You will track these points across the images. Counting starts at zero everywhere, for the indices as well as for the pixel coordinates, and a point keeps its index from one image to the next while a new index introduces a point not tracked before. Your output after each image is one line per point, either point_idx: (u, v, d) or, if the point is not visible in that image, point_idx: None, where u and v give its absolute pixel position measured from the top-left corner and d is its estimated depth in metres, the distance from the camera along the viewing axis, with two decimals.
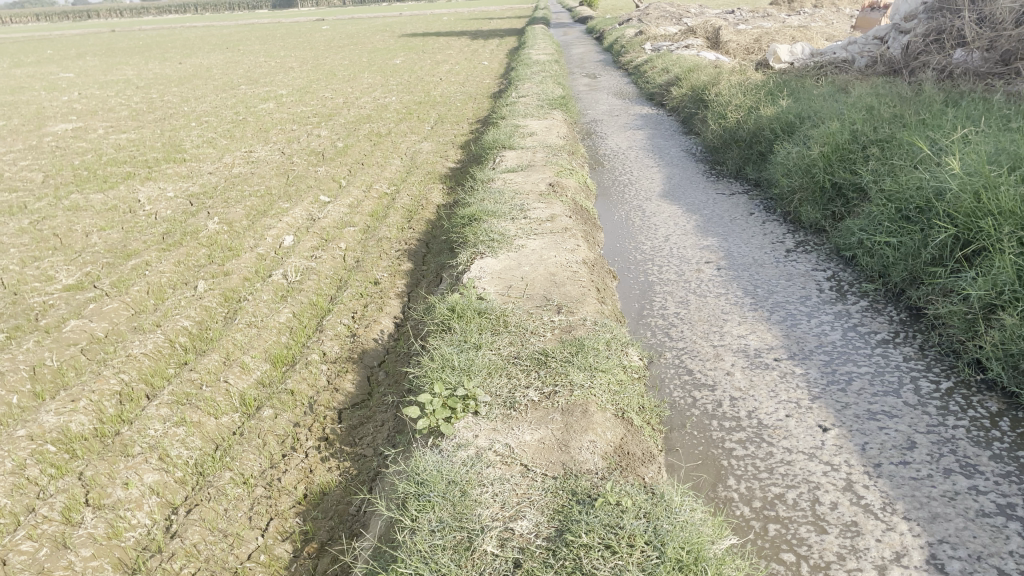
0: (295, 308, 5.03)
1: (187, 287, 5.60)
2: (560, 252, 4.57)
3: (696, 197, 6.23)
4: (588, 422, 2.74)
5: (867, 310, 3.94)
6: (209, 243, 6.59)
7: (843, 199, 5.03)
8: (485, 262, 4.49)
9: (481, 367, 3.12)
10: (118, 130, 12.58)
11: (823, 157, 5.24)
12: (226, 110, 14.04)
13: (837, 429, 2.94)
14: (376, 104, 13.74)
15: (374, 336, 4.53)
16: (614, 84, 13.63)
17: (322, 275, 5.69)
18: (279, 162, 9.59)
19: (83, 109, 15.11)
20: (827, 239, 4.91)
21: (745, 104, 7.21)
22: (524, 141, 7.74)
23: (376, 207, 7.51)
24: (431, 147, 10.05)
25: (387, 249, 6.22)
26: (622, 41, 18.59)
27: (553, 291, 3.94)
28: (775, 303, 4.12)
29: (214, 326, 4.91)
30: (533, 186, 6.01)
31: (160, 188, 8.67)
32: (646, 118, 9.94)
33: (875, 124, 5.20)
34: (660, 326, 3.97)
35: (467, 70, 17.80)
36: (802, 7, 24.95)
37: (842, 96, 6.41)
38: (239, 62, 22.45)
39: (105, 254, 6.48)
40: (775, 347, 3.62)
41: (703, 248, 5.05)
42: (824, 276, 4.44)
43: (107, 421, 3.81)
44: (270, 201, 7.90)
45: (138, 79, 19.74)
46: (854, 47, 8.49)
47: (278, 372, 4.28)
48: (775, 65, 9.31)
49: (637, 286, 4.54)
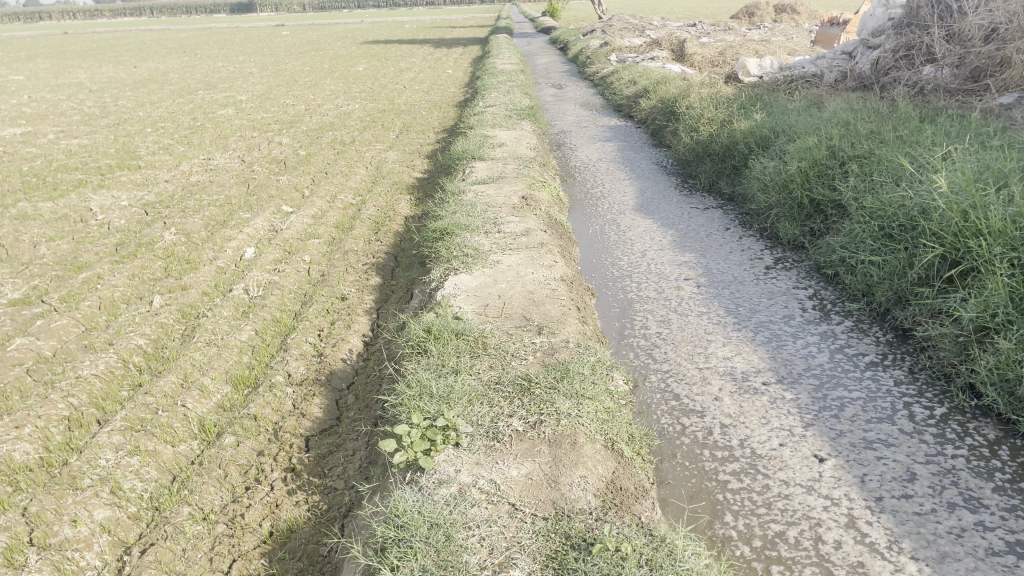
0: (257, 326, 4.79)
1: (141, 302, 5.32)
2: (537, 268, 4.42)
3: (671, 210, 6.13)
4: (578, 455, 2.59)
5: (853, 331, 3.86)
6: (166, 255, 6.30)
7: (822, 216, 4.97)
8: (460, 278, 4.32)
9: (461, 395, 2.93)
10: (69, 135, 12.15)
11: (801, 172, 5.18)
12: (183, 115, 13.67)
13: (834, 459, 2.84)
14: (339, 111, 13.48)
15: (342, 356, 4.32)
16: (580, 95, 13.57)
17: (286, 290, 5.45)
18: (239, 170, 9.30)
19: (33, 113, 14.60)
20: (806, 256, 4.84)
21: (717, 117, 7.15)
22: (494, 151, 7.59)
23: (341, 218, 7.29)
24: (397, 156, 9.84)
25: (353, 262, 6.00)
26: (586, 52, 18.59)
27: (532, 311, 3.78)
28: (759, 322, 4.02)
29: (171, 344, 4.65)
30: (505, 199, 5.85)
31: (113, 196, 8.33)
32: (615, 130, 9.87)
33: (852, 139, 5.14)
34: (642, 346, 3.84)
35: (431, 78, 17.61)
36: (762, 20, 25.21)
37: (816, 110, 6.37)
38: (198, 67, 21.99)
39: (55, 266, 6.16)
40: (762, 370, 3.51)
41: (681, 264, 4.94)
42: (806, 294, 4.35)
43: (54, 450, 3.54)
44: (230, 211, 7.62)
45: (92, 82, 19.18)
46: (823, 61, 8.48)
47: (240, 395, 4.04)
48: (744, 79, 9.29)
49: (615, 304, 4.41)
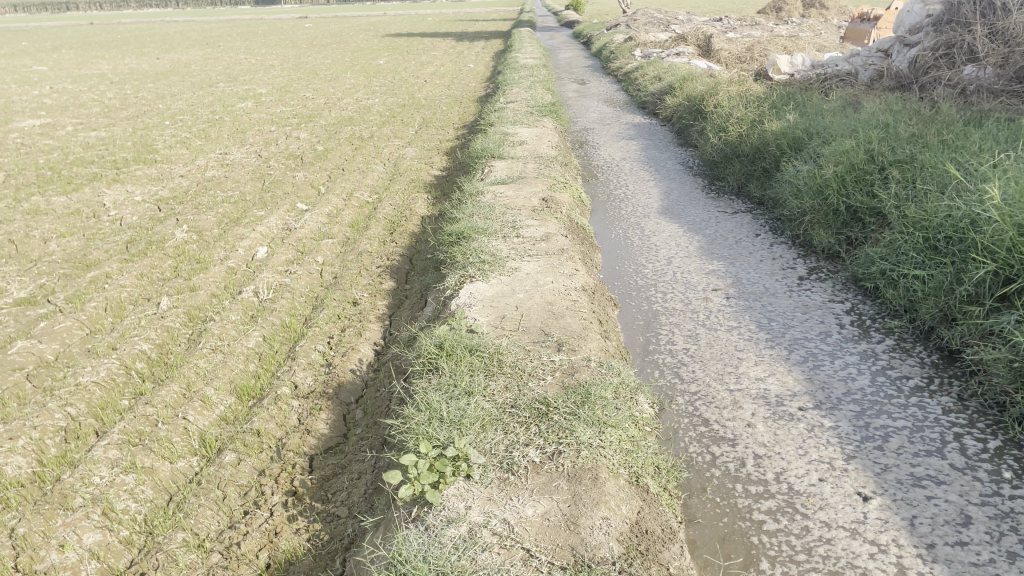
0: (266, 332, 4.61)
1: (148, 304, 5.16)
2: (557, 277, 4.20)
3: (698, 214, 5.88)
4: (600, 493, 2.37)
5: (895, 351, 3.62)
6: (177, 254, 6.15)
7: (859, 224, 4.71)
8: (476, 287, 4.11)
9: (474, 419, 2.71)
10: (88, 128, 12.08)
11: (838, 176, 4.91)
12: (202, 108, 13.56)
13: (880, 498, 2.61)
14: (358, 106, 13.32)
15: (352, 366, 4.12)
16: (603, 91, 13.31)
17: (296, 293, 5.27)
18: (255, 165, 9.15)
19: (54, 104, 14.58)
20: (842, 265, 4.59)
21: (747, 117, 6.89)
22: (514, 150, 7.37)
23: (356, 217, 7.11)
24: (415, 152, 9.64)
25: (367, 265, 5.81)
26: (610, 47, 18.27)
27: (551, 325, 3.56)
28: (793, 339, 3.78)
29: (176, 350, 4.48)
30: (525, 201, 5.63)
31: (127, 191, 8.20)
32: (639, 128, 9.59)
33: (893, 143, 4.87)
34: (668, 363, 3.62)
35: (452, 72, 17.41)
36: (790, 16, 24.69)
37: (852, 111, 6.09)
38: (220, 59, 21.89)
39: (63, 264, 6.02)
40: (798, 394, 3.27)
41: (709, 273, 4.69)
42: (842, 308, 4.10)
43: (47, 464, 3.37)
44: (244, 208, 7.46)
45: (113, 74, 19.13)
46: (857, 59, 8.15)
47: (244, 407, 3.85)
48: (775, 77, 8.98)
49: (640, 316, 4.18)
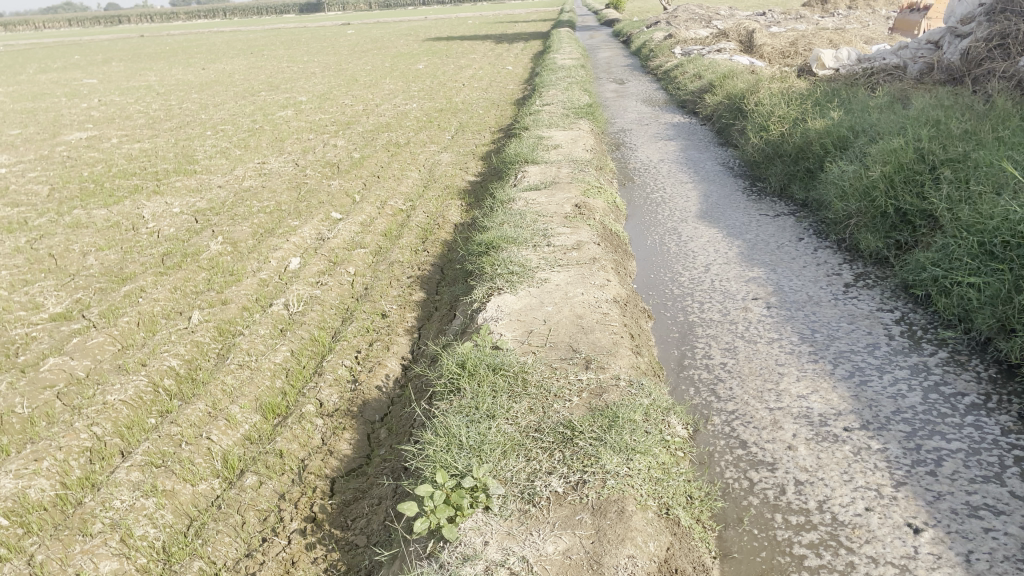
0: (294, 346, 4.55)
1: (180, 318, 5.14)
2: (588, 288, 4.05)
3: (738, 218, 5.67)
4: (626, 527, 2.23)
5: (948, 365, 3.39)
6: (210, 266, 6.14)
7: (909, 227, 4.47)
8: (504, 299, 3.99)
9: (495, 446, 2.59)
10: (132, 140, 12.26)
11: (885, 177, 4.68)
12: (243, 118, 13.70)
13: (932, 530, 2.41)
14: (396, 111, 13.31)
15: (378, 383, 4.03)
16: (642, 90, 13.10)
17: (326, 305, 5.21)
18: (292, 175, 9.15)
19: (101, 117, 14.87)
20: (891, 271, 4.35)
21: (789, 116, 6.65)
22: (549, 154, 7.23)
23: (390, 225, 7.04)
24: (451, 158, 9.56)
25: (398, 275, 5.72)
26: (650, 45, 18.01)
27: (580, 341, 3.42)
28: (838, 352, 3.57)
29: (205, 366, 4.44)
30: (558, 207, 5.48)
31: (166, 203, 8.26)
32: (678, 128, 9.37)
33: (945, 142, 4.62)
34: (704, 380, 3.44)
35: (490, 75, 17.33)
36: (836, 7, 24.06)
37: (901, 107, 5.82)
38: (264, 68, 22.16)
39: (100, 278, 6.05)
40: (843, 413, 3.08)
41: (749, 281, 4.50)
42: (891, 318, 3.88)
43: (70, 486, 3.34)
44: (279, 218, 7.45)
45: (160, 86, 19.47)
46: (905, 52, 7.81)
47: (268, 425, 3.79)
48: (819, 72, 8.67)
49: (675, 327, 4.01)
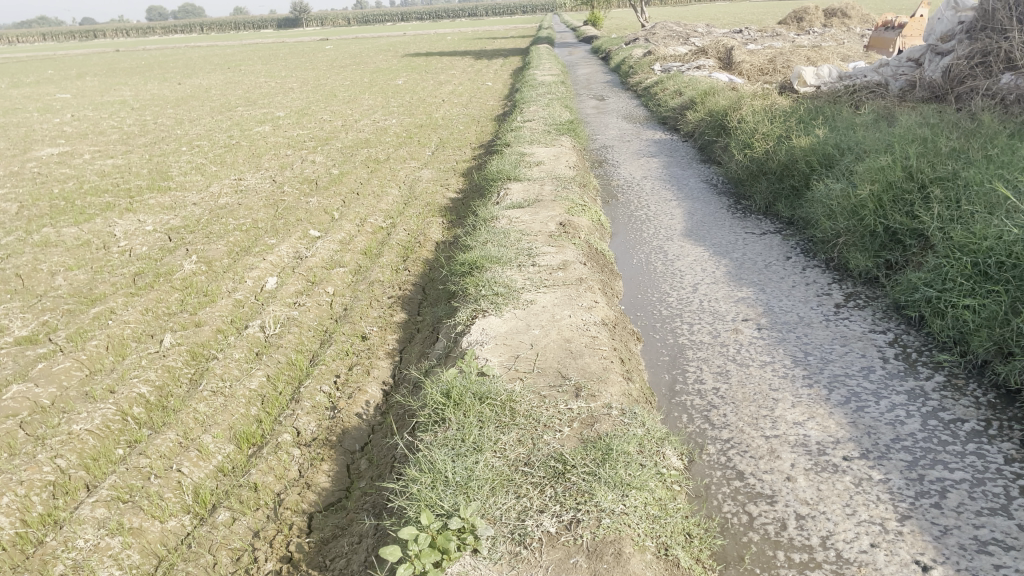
0: (270, 371, 4.39)
1: (151, 341, 4.96)
2: (575, 310, 3.93)
3: (724, 236, 5.59)
4: (623, 571, 2.10)
5: (946, 389, 3.31)
6: (184, 286, 5.96)
7: (899, 246, 4.40)
8: (489, 322, 3.86)
9: (483, 482, 2.46)
10: (105, 155, 12.02)
11: (874, 196, 4.62)
12: (219, 133, 13.49)
13: (942, 568, 2.30)
14: (376, 127, 13.18)
15: (358, 410, 3.87)
16: (623, 107, 13.07)
17: (303, 327, 5.04)
18: (269, 192, 8.98)
19: (74, 132, 14.60)
20: (882, 291, 4.28)
21: (773, 133, 6.61)
22: (531, 171, 7.13)
23: (369, 244, 6.90)
24: (431, 175, 9.44)
25: (378, 295, 5.57)
26: (629, 62, 18.05)
27: (568, 366, 3.29)
28: (832, 376, 3.48)
29: (176, 393, 4.27)
30: (542, 226, 5.37)
31: (139, 221, 8.06)
32: (660, 145, 9.32)
33: (933, 160, 4.58)
34: (697, 406, 3.33)
35: (470, 91, 17.26)
36: (811, 25, 24.31)
37: (886, 125, 5.79)
38: (241, 83, 21.96)
39: (68, 299, 5.86)
40: (842, 442, 2.97)
41: (738, 302, 4.40)
42: (885, 340, 3.80)
43: (31, 524, 3.16)
44: (256, 236, 7.28)
45: (135, 100, 19.22)
46: (886, 69, 7.82)
47: (243, 456, 3.63)
48: (801, 89, 8.66)
49: (665, 351, 3.90)
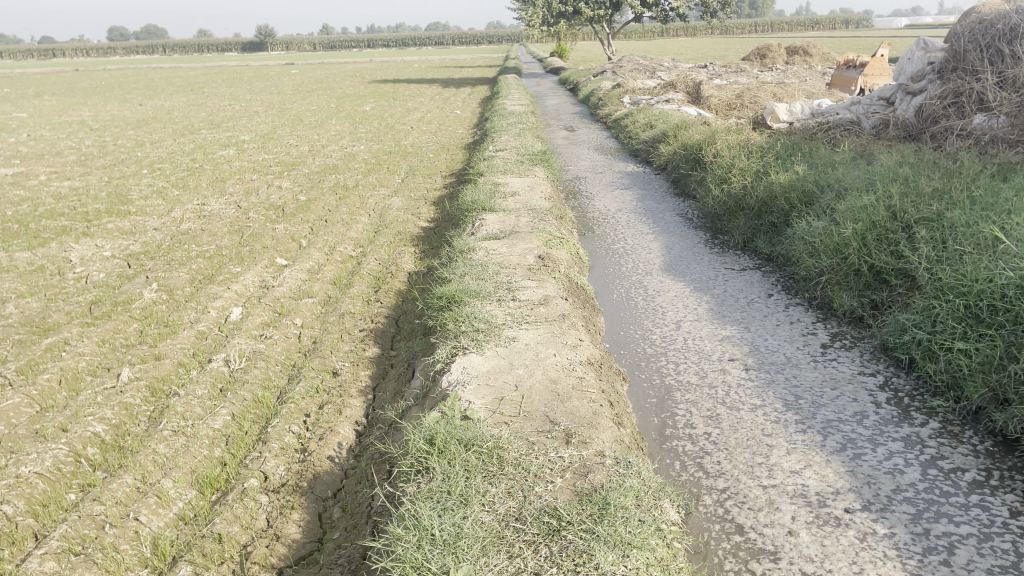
0: (235, 409, 4.16)
1: (107, 375, 4.70)
2: (560, 348, 3.79)
3: (703, 272, 5.51)
4: None
5: (942, 436, 3.22)
6: (144, 316, 5.70)
7: (884, 286, 4.35)
8: (470, 360, 3.70)
9: (473, 540, 2.29)
10: (62, 177, 11.65)
11: (858, 235, 4.58)
12: (182, 156, 13.20)
13: None
14: (343, 153, 13.00)
15: (330, 453, 3.67)
16: (592, 138, 13.08)
17: (271, 361, 4.82)
18: (234, 217, 8.74)
19: (30, 152, 14.18)
20: (868, 332, 4.21)
21: (750, 169, 6.60)
22: (506, 202, 7.01)
23: (339, 273, 6.70)
24: (401, 203, 9.28)
25: (349, 328, 5.37)
26: (598, 94, 18.15)
27: (557, 409, 3.14)
28: (826, 421, 3.37)
29: (134, 432, 4.02)
30: (520, 259, 5.24)
31: (96, 246, 7.76)
32: (633, 177, 9.28)
33: (917, 201, 4.57)
34: (689, 452, 3.19)
35: (438, 119, 17.19)
36: (773, 62, 24.77)
37: (864, 164, 5.80)
38: (205, 106, 21.65)
39: (19, 328, 5.56)
40: (842, 493, 2.86)
41: (723, 340, 4.30)
42: (875, 383, 3.71)
43: None
44: (220, 263, 7.03)
45: (94, 121, 18.79)
46: (858, 107, 7.90)
47: (205, 502, 3.40)
48: (774, 125, 8.72)
49: (652, 392, 3.76)
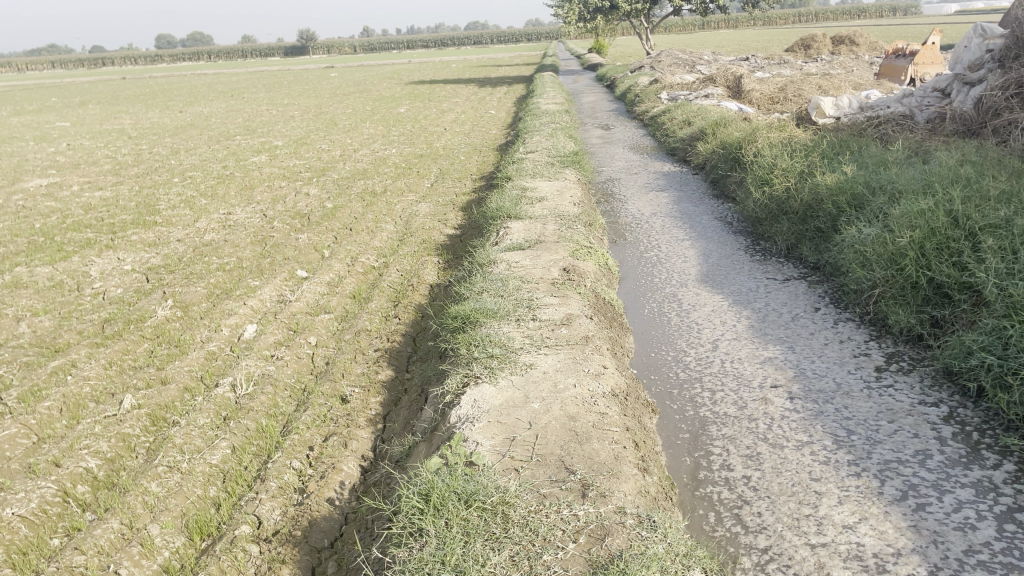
0: (235, 442, 3.88)
1: (110, 402, 4.47)
2: (582, 377, 3.44)
3: (743, 282, 5.10)
4: None
5: (1020, 481, 2.79)
6: (156, 335, 5.48)
7: (946, 301, 3.91)
8: (481, 392, 3.37)
9: None
10: (94, 187, 11.60)
11: (915, 244, 4.14)
12: (214, 164, 13.10)
13: None
14: (374, 157, 12.77)
15: (330, 496, 3.39)
16: (628, 137, 12.64)
17: (279, 386, 4.54)
18: (258, 227, 8.53)
19: (67, 162, 14.23)
20: (929, 354, 3.77)
21: (793, 170, 6.16)
22: (533, 208, 6.66)
23: (359, 286, 6.42)
24: (429, 209, 8.98)
25: (364, 348, 5.07)
26: (634, 91, 17.67)
27: (573, 453, 2.80)
28: (883, 463, 2.97)
29: (129, 466, 3.77)
30: (544, 272, 4.89)
31: (118, 259, 7.60)
32: (669, 178, 8.86)
33: (983, 205, 4.11)
34: (726, 501, 2.82)
35: (472, 119, 16.90)
36: (818, 52, 23.97)
37: (920, 163, 5.33)
38: (242, 111, 21.71)
39: (29, 350, 5.37)
40: (904, 555, 2.46)
41: (765, 363, 3.90)
42: (938, 415, 3.28)
43: None
44: (239, 276, 6.80)
45: (133, 129, 18.91)
46: (910, 99, 7.39)
47: (193, 552, 3.13)
48: (818, 120, 8.22)
49: (684, 426, 3.39)
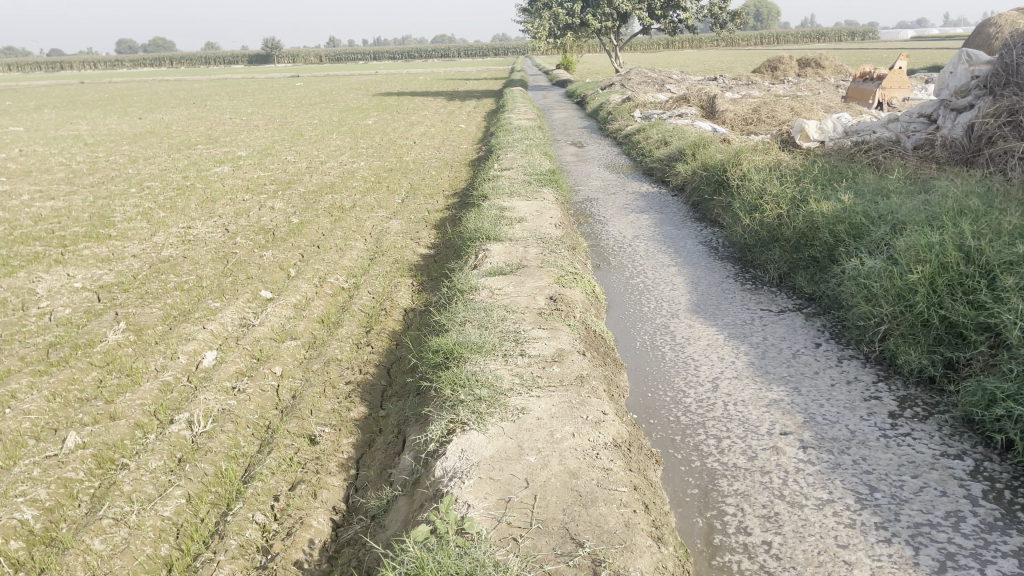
0: (191, 490, 3.49)
1: (51, 439, 4.05)
2: (580, 426, 3.13)
3: (737, 314, 4.84)
4: None
5: None
6: (105, 362, 5.04)
7: (962, 342, 3.68)
8: (470, 441, 3.04)
9: None
10: (45, 196, 11.02)
11: (926, 280, 3.91)
12: (174, 174, 12.57)
13: None
14: (342, 170, 12.38)
15: (298, 558, 3.04)
16: (603, 155, 12.45)
17: (242, 422, 4.15)
18: (219, 243, 8.09)
19: (17, 169, 13.56)
20: (945, 400, 3.53)
21: (784, 196, 5.95)
22: (512, 230, 6.36)
23: (328, 309, 6.04)
24: (400, 226, 8.63)
25: (335, 379, 4.71)
26: (607, 107, 17.54)
27: (579, 520, 2.48)
28: (914, 527, 2.70)
29: (70, 517, 3.36)
30: (529, 302, 4.58)
31: (68, 276, 7.11)
32: (649, 198, 8.63)
33: (997, 241, 3.90)
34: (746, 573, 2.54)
35: (442, 133, 16.59)
36: (785, 74, 24.16)
37: (918, 193, 5.15)
38: (204, 119, 21.11)
39: None
40: None
41: (771, 406, 3.62)
42: (964, 470, 3.03)
43: None
44: (198, 297, 6.36)
45: (89, 136, 18.23)
46: (896, 125, 7.25)
47: None
48: (802, 143, 8.06)
49: (692, 480, 3.10)
